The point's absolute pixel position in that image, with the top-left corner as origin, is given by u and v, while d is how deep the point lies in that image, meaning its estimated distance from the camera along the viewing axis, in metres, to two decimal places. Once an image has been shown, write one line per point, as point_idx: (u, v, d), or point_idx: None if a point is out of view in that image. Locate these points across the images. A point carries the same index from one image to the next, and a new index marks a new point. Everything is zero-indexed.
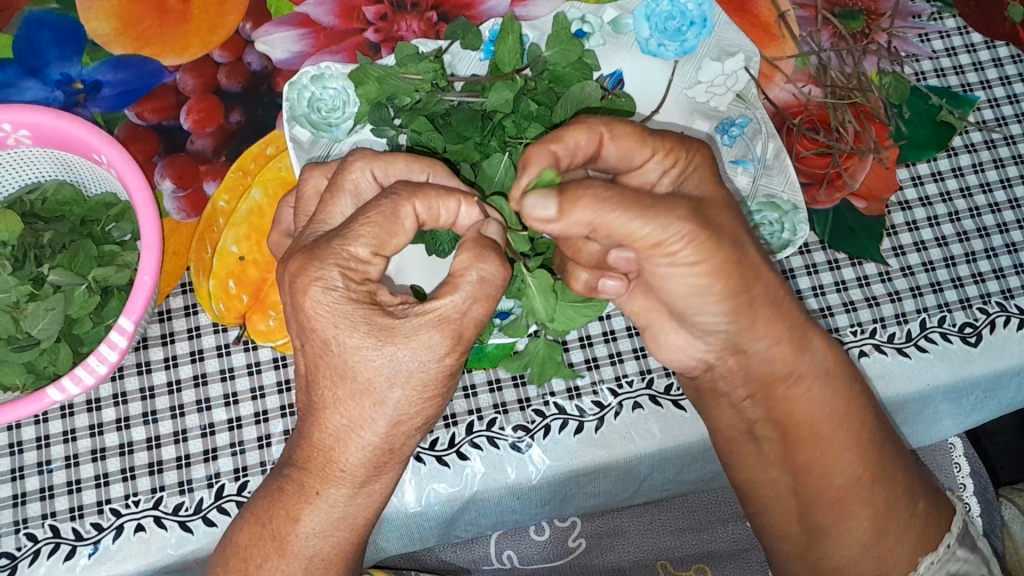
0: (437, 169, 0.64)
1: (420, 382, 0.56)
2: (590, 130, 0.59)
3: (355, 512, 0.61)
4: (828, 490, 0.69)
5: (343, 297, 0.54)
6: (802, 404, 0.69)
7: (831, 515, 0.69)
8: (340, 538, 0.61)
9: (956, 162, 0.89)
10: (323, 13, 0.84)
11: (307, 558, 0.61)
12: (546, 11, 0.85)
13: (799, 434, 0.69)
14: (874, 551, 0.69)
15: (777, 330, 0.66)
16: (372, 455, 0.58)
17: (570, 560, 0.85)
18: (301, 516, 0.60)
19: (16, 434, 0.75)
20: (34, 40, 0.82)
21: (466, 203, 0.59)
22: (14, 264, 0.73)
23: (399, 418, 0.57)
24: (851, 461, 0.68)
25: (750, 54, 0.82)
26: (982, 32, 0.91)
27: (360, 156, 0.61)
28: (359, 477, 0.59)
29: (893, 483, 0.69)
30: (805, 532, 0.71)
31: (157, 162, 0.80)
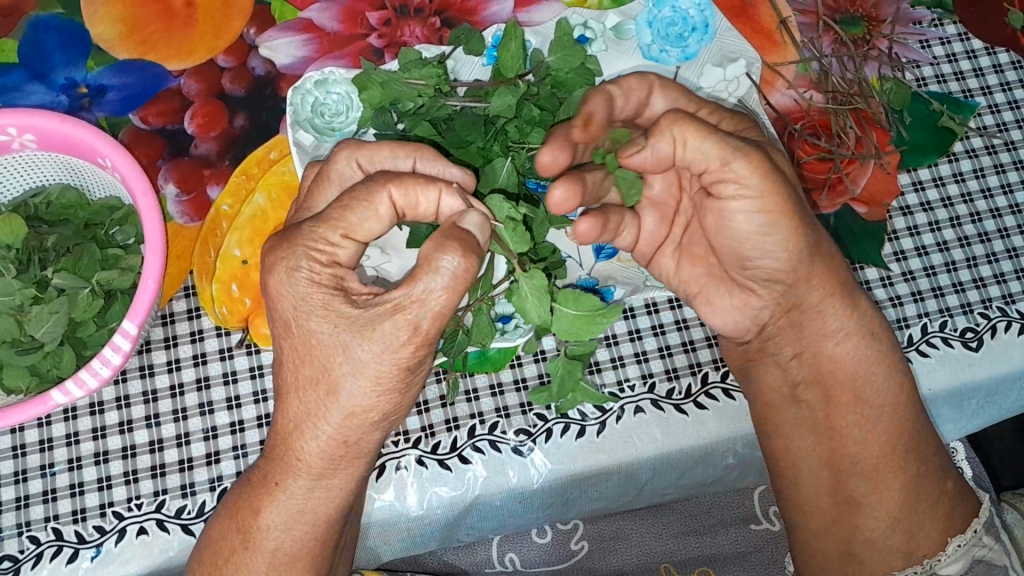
0: (421, 153, 0.63)
1: (374, 374, 0.55)
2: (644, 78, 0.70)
3: (314, 506, 0.61)
4: (861, 456, 0.71)
5: (307, 278, 0.55)
6: (846, 367, 0.71)
7: (864, 483, 0.71)
8: (305, 531, 0.62)
9: (956, 167, 0.89)
10: (327, 18, 0.84)
11: (270, 552, 0.62)
12: (550, 17, 0.85)
13: (842, 396, 0.71)
14: (907, 523, 0.70)
15: (833, 282, 0.69)
16: (329, 449, 0.58)
17: (572, 564, 0.85)
18: (262, 508, 0.61)
19: (20, 437, 0.75)
20: (40, 44, 0.82)
21: (447, 193, 0.58)
22: (18, 267, 0.73)
23: (353, 410, 0.57)
24: (888, 427, 0.70)
25: (752, 60, 0.83)
26: (982, 39, 0.91)
27: (346, 146, 0.63)
28: (313, 470, 0.59)
29: (924, 452, 0.71)
30: (836, 505, 0.72)
31: (161, 165, 0.81)
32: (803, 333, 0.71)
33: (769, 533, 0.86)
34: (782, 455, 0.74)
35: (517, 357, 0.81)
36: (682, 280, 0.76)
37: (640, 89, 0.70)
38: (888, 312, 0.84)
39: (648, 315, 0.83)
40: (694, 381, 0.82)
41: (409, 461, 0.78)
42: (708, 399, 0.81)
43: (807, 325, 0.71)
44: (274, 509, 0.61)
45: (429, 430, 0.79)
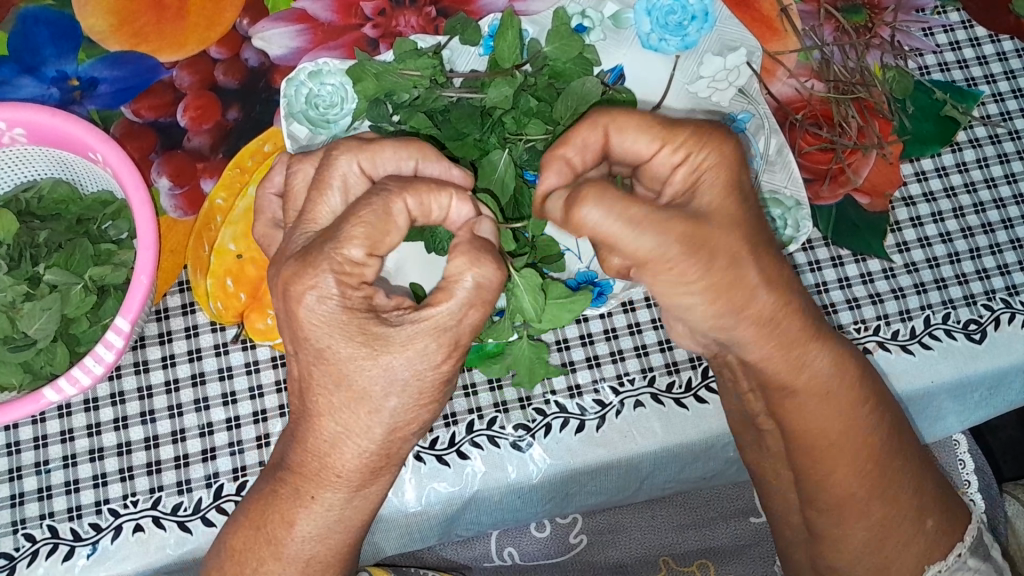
0: (426, 156, 0.62)
1: (417, 391, 0.55)
2: (595, 124, 0.59)
3: (352, 514, 0.60)
4: (830, 498, 0.67)
5: (340, 305, 0.53)
6: (806, 423, 0.65)
7: (831, 519, 0.68)
8: (344, 540, 0.61)
9: (960, 157, 0.88)
10: (321, 8, 0.83)
11: (304, 561, 0.60)
12: (546, 6, 0.84)
13: (808, 443, 0.66)
14: (877, 558, 0.69)
15: (774, 351, 0.62)
16: (371, 460, 0.57)
17: (571, 557, 0.84)
18: (296, 519, 0.59)
19: (13, 434, 0.75)
20: (31, 36, 0.81)
21: (457, 199, 0.58)
22: (10, 264, 0.73)
23: (396, 424, 0.56)
24: (857, 475, 0.66)
25: (752, 49, 0.82)
26: (988, 26, 0.90)
27: (347, 149, 0.58)
28: (354, 482, 0.58)
29: (900, 499, 0.68)
30: (809, 533, 0.71)
31: (154, 159, 0.80)
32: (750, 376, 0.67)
33: (768, 525, 0.85)
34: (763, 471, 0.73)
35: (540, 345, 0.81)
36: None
37: (592, 137, 0.60)
38: (843, 315, 0.83)
39: (647, 309, 0.82)
40: (695, 375, 0.81)
41: (407, 456, 0.77)
42: (708, 393, 0.81)
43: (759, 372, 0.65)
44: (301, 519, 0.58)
45: (427, 425, 0.78)
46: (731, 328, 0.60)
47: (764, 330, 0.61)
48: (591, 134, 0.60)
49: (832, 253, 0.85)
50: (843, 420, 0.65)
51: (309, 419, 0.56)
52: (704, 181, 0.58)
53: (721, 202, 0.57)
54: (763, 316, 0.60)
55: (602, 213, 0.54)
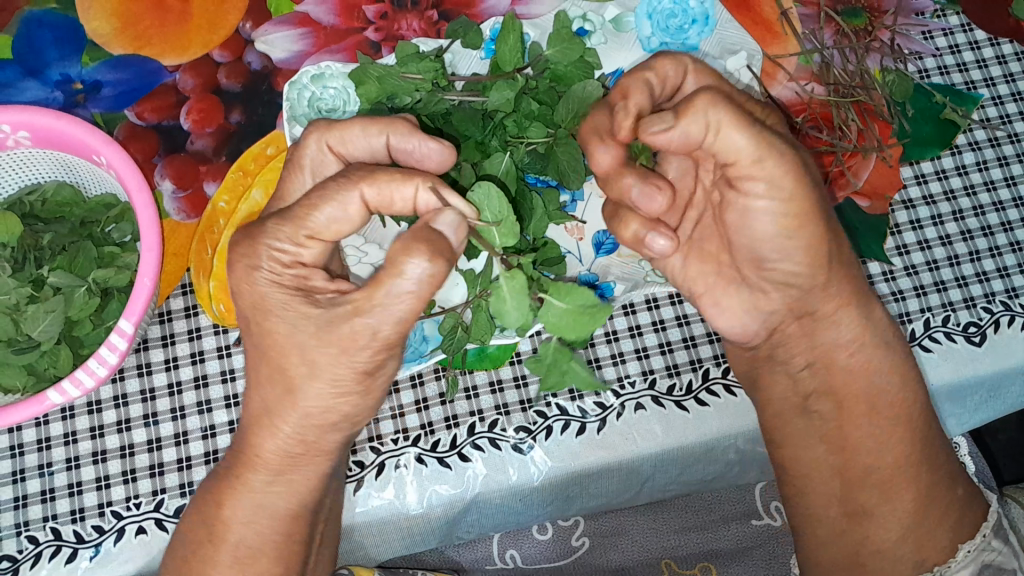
0: (395, 129, 0.61)
1: (334, 379, 0.57)
2: (677, 63, 0.63)
3: (275, 499, 0.63)
4: (871, 468, 0.68)
5: (268, 278, 0.56)
6: (855, 381, 0.68)
7: (873, 492, 0.68)
8: (273, 533, 0.64)
9: (959, 160, 0.88)
10: (323, 12, 0.83)
11: (235, 543, 0.64)
12: (547, 10, 0.84)
13: (853, 407, 0.68)
14: (919, 537, 0.67)
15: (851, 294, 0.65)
16: (288, 444, 0.61)
17: (573, 560, 0.84)
18: (223, 500, 0.64)
19: (17, 436, 0.75)
20: (34, 39, 0.81)
21: (424, 187, 0.54)
22: (13, 266, 0.73)
23: (310, 412, 0.59)
24: (899, 440, 0.68)
25: (752, 52, 0.82)
26: (987, 30, 0.91)
27: (316, 128, 0.62)
28: (272, 465, 0.62)
29: (937, 461, 0.68)
30: (848, 516, 0.69)
31: (157, 163, 0.80)
32: (816, 341, 0.67)
33: (770, 528, 0.86)
34: (786, 462, 0.71)
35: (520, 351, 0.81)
36: (687, 279, 0.69)
37: (674, 74, 0.63)
38: None
39: (648, 312, 0.83)
40: (696, 378, 0.81)
41: (409, 459, 0.78)
42: (709, 395, 0.81)
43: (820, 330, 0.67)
44: (238, 504, 0.63)
45: (428, 428, 0.78)
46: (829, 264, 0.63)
47: (825, 274, 0.63)
48: (676, 71, 0.63)
49: None
50: (887, 382, 0.68)
51: (265, 413, 0.60)
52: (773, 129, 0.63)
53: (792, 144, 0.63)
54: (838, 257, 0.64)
55: (726, 116, 0.56)
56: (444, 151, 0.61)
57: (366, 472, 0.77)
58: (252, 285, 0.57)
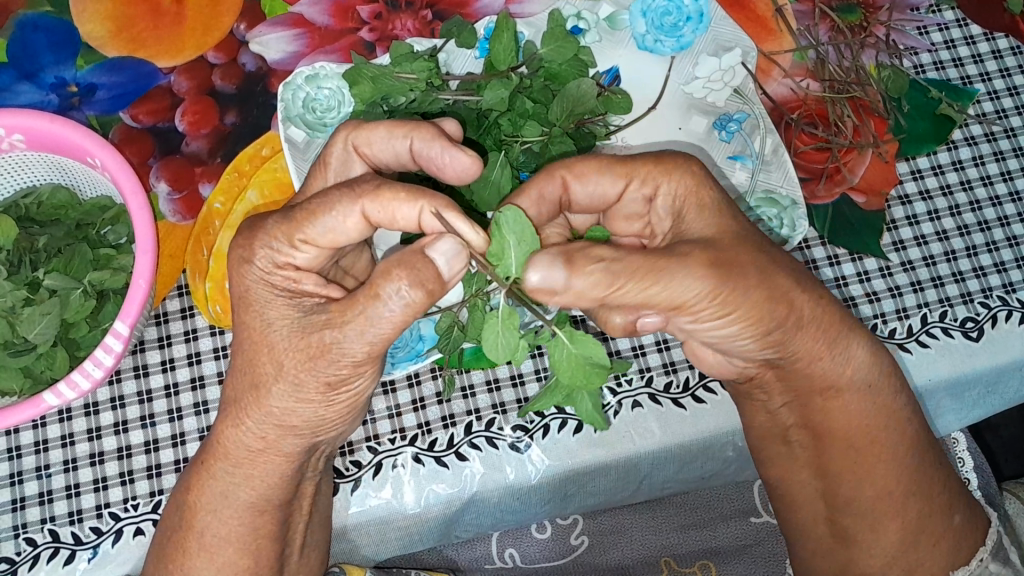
0: (418, 133, 0.60)
1: (293, 380, 0.57)
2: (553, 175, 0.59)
3: (256, 499, 0.63)
4: (856, 498, 0.68)
5: (258, 274, 0.57)
6: (842, 419, 0.67)
7: (859, 518, 0.68)
8: (239, 525, 0.63)
9: (956, 155, 0.88)
10: (318, 13, 0.83)
11: (203, 535, 0.64)
12: (541, 8, 0.84)
13: (836, 440, 0.67)
14: (905, 561, 0.68)
15: (819, 346, 0.64)
16: (249, 439, 0.60)
17: (572, 558, 0.84)
18: (191, 486, 0.64)
19: (14, 439, 0.75)
20: (29, 43, 0.81)
21: (430, 211, 0.53)
22: (10, 269, 0.73)
23: (277, 415, 0.59)
24: (885, 475, 0.67)
25: (747, 50, 0.81)
26: (982, 24, 0.90)
27: (344, 129, 0.62)
28: (232, 456, 0.61)
29: (932, 491, 0.68)
30: (834, 538, 0.70)
31: (152, 165, 0.80)
32: (791, 386, 0.66)
33: (769, 525, 0.86)
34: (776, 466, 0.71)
35: None
36: None
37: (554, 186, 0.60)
38: None
39: None
40: (693, 375, 0.81)
41: (406, 458, 0.78)
42: (707, 393, 0.81)
43: (795, 380, 0.66)
44: (203, 492, 0.63)
45: (426, 427, 0.78)
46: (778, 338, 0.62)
47: (783, 340, 0.62)
48: (554, 184, 0.60)
49: (830, 253, 0.85)
50: (870, 420, 0.67)
51: (234, 406, 0.60)
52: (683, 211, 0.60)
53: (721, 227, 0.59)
54: (796, 333, 0.62)
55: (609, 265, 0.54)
56: (469, 162, 0.60)
57: (363, 472, 0.77)
58: (250, 285, 0.57)
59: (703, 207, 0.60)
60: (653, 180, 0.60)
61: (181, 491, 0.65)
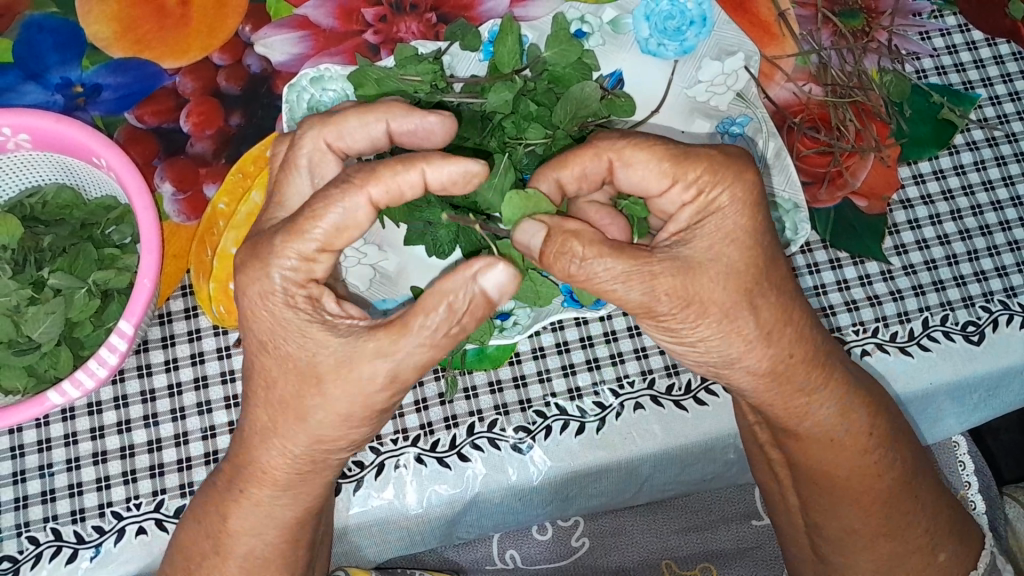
0: (394, 113, 0.61)
1: (343, 413, 0.57)
2: (597, 154, 0.59)
3: (286, 513, 0.64)
4: (832, 529, 0.71)
5: (282, 303, 0.56)
6: (815, 462, 0.68)
7: (842, 549, 0.71)
8: (280, 540, 0.65)
9: (957, 160, 0.88)
10: (322, 15, 0.84)
11: (243, 556, 0.65)
12: (545, 12, 0.85)
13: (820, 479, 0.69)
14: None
15: (779, 397, 0.65)
16: (297, 463, 0.61)
17: (573, 560, 0.85)
18: (229, 512, 0.64)
19: (17, 438, 0.75)
20: (35, 44, 0.82)
21: (431, 168, 0.55)
22: (14, 268, 0.73)
23: (321, 437, 0.59)
24: (855, 517, 0.69)
25: (750, 53, 0.82)
26: (983, 30, 0.91)
27: (312, 127, 0.61)
28: (279, 480, 0.62)
29: (905, 534, 0.70)
30: (814, 557, 0.74)
31: (157, 165, 0.81)
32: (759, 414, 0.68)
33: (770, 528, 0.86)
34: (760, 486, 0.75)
35: (516, 353, 0.81)
36: None
37: (596, 166, 0.59)
38: (842, 316, 0.84)
39: None
40: (695, 378, 0.81)
41: (408, 459, 0.78)
42: (708, 395, 0.81)
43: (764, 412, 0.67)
44: (244, 516, 0.63)
45: (428, 428, 0.78)
46: (727, 372, 0.64)
47: (745, 380, 0.64)
48: (595, 164, 0.59)
49: (830, 256, 0.85)
50: (842, 466, 0.68)
51: (269, 433, 0.59)
52: (709, 223, 0.58)
53: (722, 249, 0.58)
54: (757, 368, 0.62)
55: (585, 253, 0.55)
56: (446, 123, 0.62)
57: (365, 472, 0.77)
58: (262, 307, 0.57)
59: (722, 227, 0.58)
60: (701, 182, 0.58)
61: (216, 517, 0.64)
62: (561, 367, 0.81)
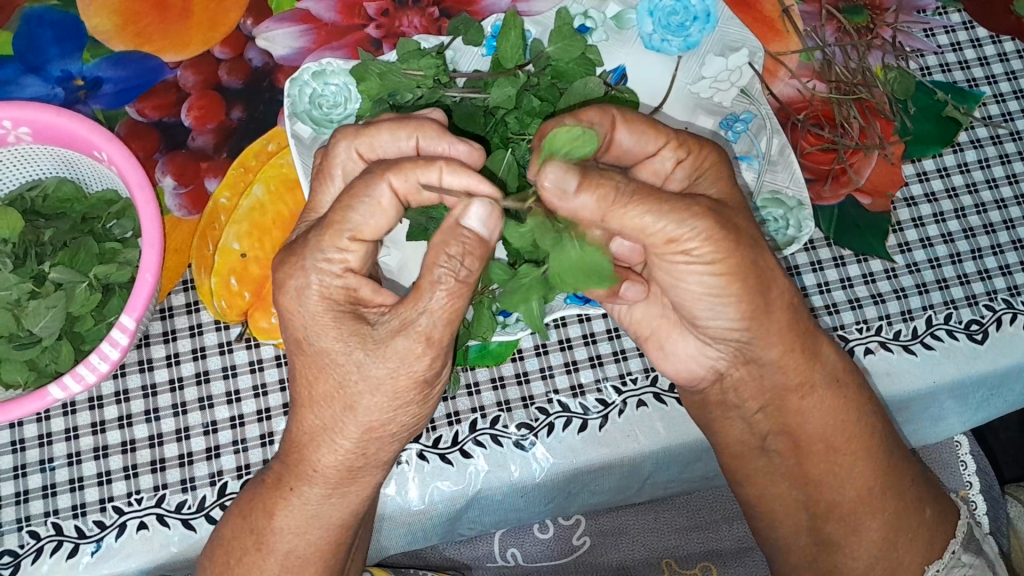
0: (424, 132, 0.61)
1: (392, 390, 0.57)
2: (603, 111, 0.60)
3: (329, 511, 0.63)
4: (835, 501, 0.68)
5: (317, 294, 0.56)
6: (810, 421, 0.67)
7: (842, 521, 0.69)
8: (320, 539, 0.64)
9: (961, 158, 0.88)
10: (324, 9, 0.83)
11: (283, 553, 0.63)
12: (548, 7, 0.84)
13: (811, 446, 0.68)
14: (886, 561, 0.68)
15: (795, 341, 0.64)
16: (347, 459, 0.60)
17: (574, 558, 0.85)
18: (276, 510, 0.63)
19: (18, 432, 0.75)
20: (35, 36, 0.81)
21: (449, 170, 0.56)
22: (15, 262, 0.73)
23: (371, 425, 0.59)
24: (858, 476, 0.68)
25: (754, 49, 0.81)
26: (988, 27, 0.90)
27: (343, 136, 0.62)
28: (331, 479, 0.61)
29: (903, 490, 0.68)
30: (817, 544, 0.70)
31: (158, 159, 0.80)
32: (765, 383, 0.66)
33: None
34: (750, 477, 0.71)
35: (519, 349, 0.80)
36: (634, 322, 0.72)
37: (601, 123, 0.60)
38: (846, 314, 0.83)
39: None
40: None
41: (411, 455, 0.77)
42: None
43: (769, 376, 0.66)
44: (286, 513, 0.62)
45: (430, 424, 0.78)
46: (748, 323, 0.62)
47: (764, 326, 0.62)
48: (602, 119, 0.60)
49: (834, 254, 0.85)
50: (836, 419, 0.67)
51: (324, 429, 0.59)
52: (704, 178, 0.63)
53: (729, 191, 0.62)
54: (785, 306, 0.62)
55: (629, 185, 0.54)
56: (474, 154, 0.63)
57: None
58: (292, 304, 0.57)
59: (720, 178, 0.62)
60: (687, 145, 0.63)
61: (258, 514, 0.64)
62: (564, 363, 0.81)
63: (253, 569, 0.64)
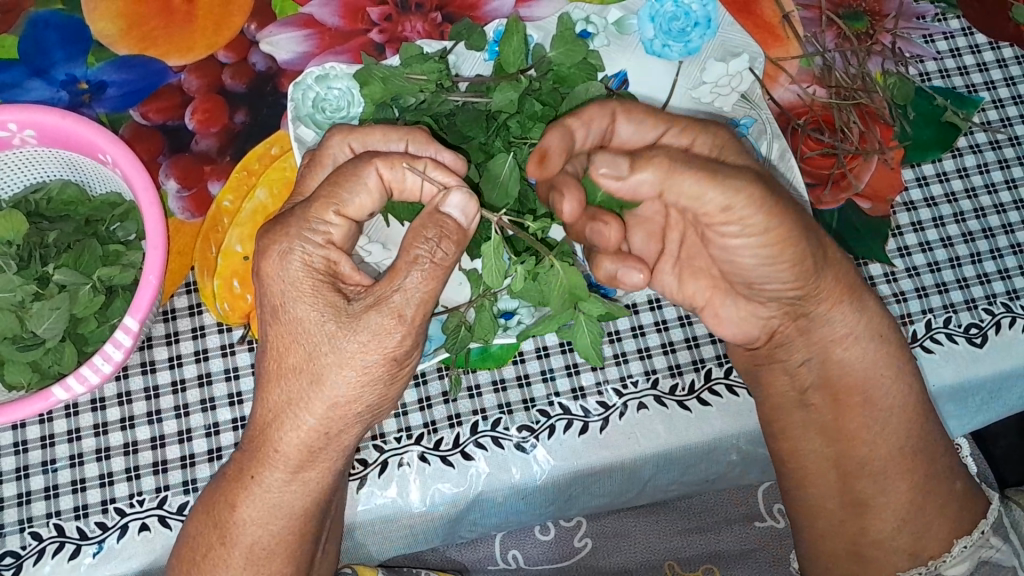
0: (416, 138, 0.63)
1: (363, 364, 0.57)
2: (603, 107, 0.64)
3: (292, 499, 0.62)
4: (874, 458, 0.70)
5: (300, 261, 0.57)
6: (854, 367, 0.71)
7: (873, 476, 0.70)
8: (286, 532, 0.63)
9: (960, 163, 0.89)
10: (328, 14, 0.84)
11: (247, 547, 0.63)
12: (551, 12, 0.85)
13: (849, 397, 0.71)
14: (912, 524, 0.69)
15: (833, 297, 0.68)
16: (308, 439, 0.59)
17: (575, 561, 0.85)
18: (238, 502, 0.62)
19: (21, 433, 0.75)
20: (41, 40, 0.82)
21: (433, 168, 0.59)
22: (19, 263, 0.73)
23: (337, 401, 0.58)
24: (895, 431, 0.70)
25: (754, 55, 0.82)
26: (987, 33, 0.91)
27: (337, 133, 0.63)
28: (292, 461, 0.60)
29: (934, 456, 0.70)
30: (847, 505, 0.71)
31: (162, 162, 0.81)
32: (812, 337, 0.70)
33: (774, 530, 0.86)
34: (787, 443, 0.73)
35: (521, 352, 0.81)
36: (684, 296, 0.74)
37: (601, 117, 0.64)
38: None
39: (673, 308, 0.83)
40: (698, 378, 0.81)
41: (412, 457, 0.77)
42: (712, 396, 0.81)
43: (815, 330, 0.70)
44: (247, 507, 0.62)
45: (431, 426, 0.78)
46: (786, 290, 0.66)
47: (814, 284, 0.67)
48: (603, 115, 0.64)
49: None
50: (868, 367, 0.70)
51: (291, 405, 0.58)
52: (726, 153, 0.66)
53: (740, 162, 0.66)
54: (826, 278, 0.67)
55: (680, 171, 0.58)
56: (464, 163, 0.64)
57: (369, 469, 0.77)
58: (276, 279, 0.57)
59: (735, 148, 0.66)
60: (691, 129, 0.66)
61: (225, 507, 0.63)
62: (565, 367, 0.81)
63: (219, 563, 0.63)
